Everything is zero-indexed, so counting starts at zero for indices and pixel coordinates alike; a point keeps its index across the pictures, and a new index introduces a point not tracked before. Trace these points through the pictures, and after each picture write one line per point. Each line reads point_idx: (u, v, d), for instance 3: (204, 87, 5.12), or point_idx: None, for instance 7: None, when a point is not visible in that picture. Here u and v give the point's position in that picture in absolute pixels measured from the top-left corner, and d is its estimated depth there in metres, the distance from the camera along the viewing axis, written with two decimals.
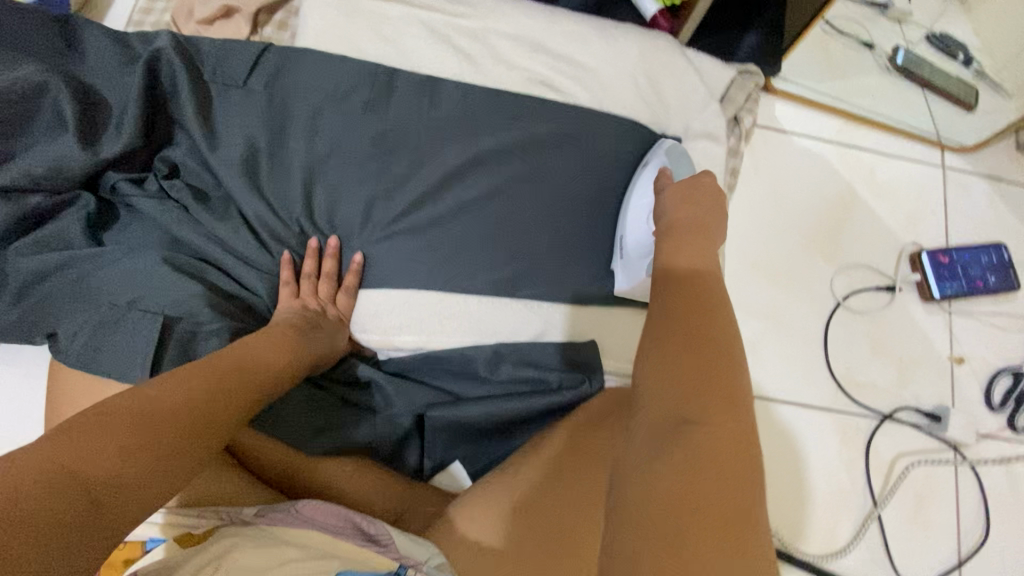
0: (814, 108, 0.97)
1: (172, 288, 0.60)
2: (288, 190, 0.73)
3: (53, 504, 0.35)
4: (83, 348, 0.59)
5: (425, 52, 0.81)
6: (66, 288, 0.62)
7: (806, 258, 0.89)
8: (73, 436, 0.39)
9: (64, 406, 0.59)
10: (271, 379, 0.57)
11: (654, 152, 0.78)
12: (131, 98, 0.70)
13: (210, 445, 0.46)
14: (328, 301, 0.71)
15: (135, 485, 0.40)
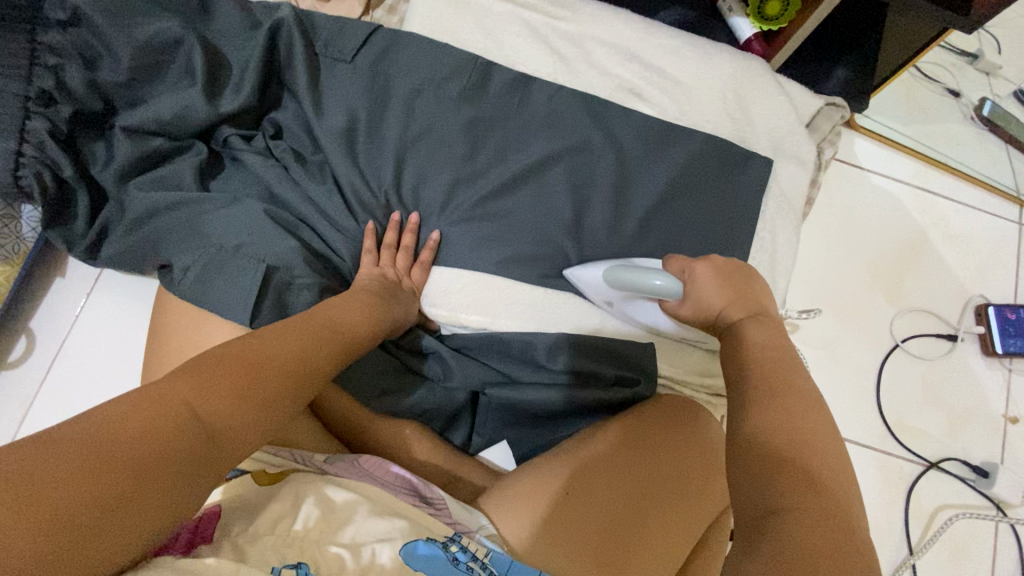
0: (894, 148, 0.96)
1: (273, 237, 0.64)
2: (380, 164, 0.78)
3: (172, 439, 0.39)
4: (191, 282, 0.63)
5: (523, 49, 0.83)
6: (177, 226, 0.66)
7: (868, 296, 0.89)
8: (194, 379, 0.43)
9: (161, 336, 0.64)
10: (356, 340, 0.59)
11: (592, 292, 0.75)
12: (253, 61, 0.74)
13: (301, 395, 0.50)
14: (403, 272, 0.74)
15: (239, 428, 0.44)
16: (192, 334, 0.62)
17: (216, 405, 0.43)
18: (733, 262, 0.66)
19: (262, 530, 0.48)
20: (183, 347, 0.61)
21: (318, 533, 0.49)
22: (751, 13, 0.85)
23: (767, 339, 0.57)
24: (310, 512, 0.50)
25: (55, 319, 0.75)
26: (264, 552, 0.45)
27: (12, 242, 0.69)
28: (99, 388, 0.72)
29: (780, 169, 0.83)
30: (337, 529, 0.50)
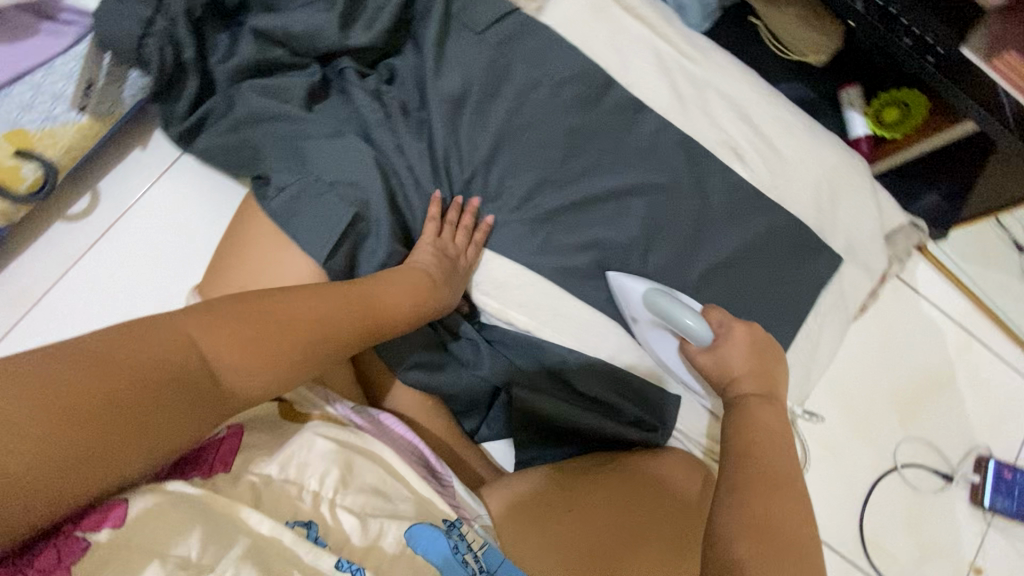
0: (952, 281, 0.97)
1: (367, 184, 0.65)
2: (477, 141, 0.78)
3: (163, 365, 0.47)
4: (281, 204, 0.63)
5: (645, 76, 0.83)
6: (278, 141, 0.67)
7: (883, 414, 0.91)
8: (224, 327, 0.50)
9: (231, 242, 0.65)
10: (394, 323, 0.61)
11: (624, 304, 0.77)
12: (391, 5, 0.75)
13: (315, 358, 0.54)
14: (460, 250, 0.73)
15: (249, 374, 0.51)
16: (264, 251, 0.63)
17: (219, 344, 0.50)
18: (766, 337, 0.67)
19: (282, 481, 0.54)
20: (254, 262, 0.62)
21: (332, 492, 0.54)
22: (869, 113, 0.85)
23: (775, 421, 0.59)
24: (331, 471, 0.56)
25: (125, 185, 0.75)
26: (276, 507, 0.52)
27: (110, 102, 0.71)
28: (169, 266, 0.73)
29: (845, 271, 0.84)
30: (349, 491, 0.55)
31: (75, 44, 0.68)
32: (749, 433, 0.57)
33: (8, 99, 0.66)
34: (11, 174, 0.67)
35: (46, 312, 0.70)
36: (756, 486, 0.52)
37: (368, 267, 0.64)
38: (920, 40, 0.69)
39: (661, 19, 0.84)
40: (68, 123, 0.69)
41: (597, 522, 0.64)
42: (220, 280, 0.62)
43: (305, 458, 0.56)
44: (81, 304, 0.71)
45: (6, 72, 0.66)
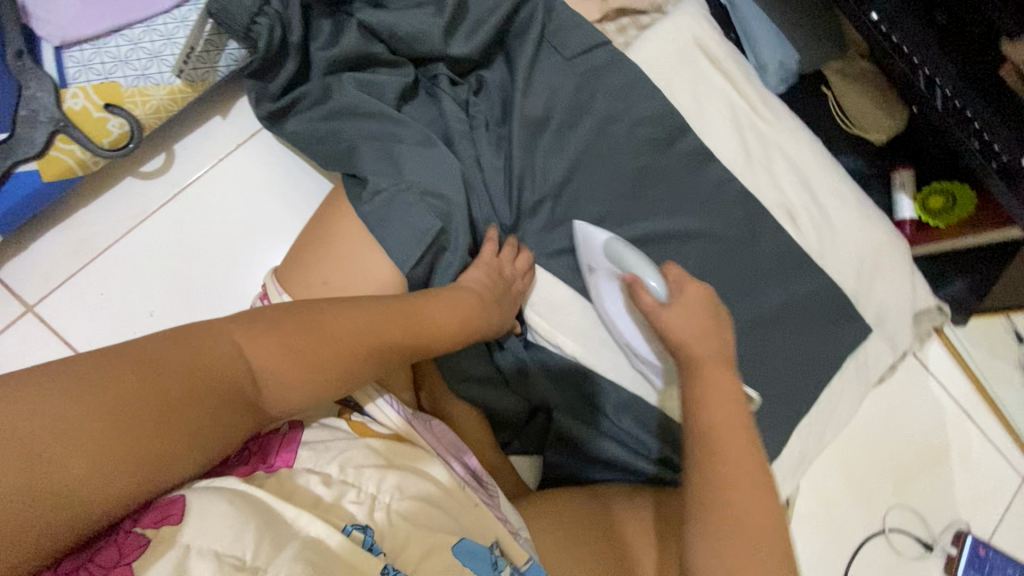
0: (961, 364, 1.02)
1: (452, 199, 0.68)
2: (553, 166, 0.80)
3: (214, 374, 0.50)
4: (373, 208, 0.66)
5: (717, 127, 0.86)
6: (371, 138, 0.69)
7: (880, 480, 0.96)
8: (266, 340, 0.53)
9: (320, 233, 0.67)
10: (441, 342, 0.63)
11: (582, 251, 0.75)
12: (492, 19, 0.76)
13: (360, 372, 0.57)
14: (516, 274, 0.73)
15: (291, 383, 0.54)
16: (349, 251, 0.66)
17: (264, 356, 0.53)
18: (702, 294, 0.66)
19: (342, 484, 0.58)
20: (342, 259, 0.66)
21: (390, 497, 0.58)
22: (917, 200, 0.90)
23: (723, 404, 0.60)
24: (390, 476, 0.59)
25: (202, 151, 0.75)
26: (336, 511, 0.55)
27: (204, 69, 0.70)
28: (242, 246, 0.75)
29: (872, 342, 0.88)
30: (405, 496, 0.58)
31: (180, 6, 0.67)
32: (709, 425, 0.59)
33: (106, 51, 0.66)
34: (98, 126, 0.67)
35: (112, 265, 0.72)
36: (727, 497, 0.55)
37: (442, 280, 0.69)
38: (988, 146, 0.71)
39: (741, 75, 0.87)
40: (160, 84, 0.68)
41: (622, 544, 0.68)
42: (307, 270, 0.65)
43: (366, 459, 0.60)
44: (148, 263, 0.72)
45: (105, 22, 0.66)
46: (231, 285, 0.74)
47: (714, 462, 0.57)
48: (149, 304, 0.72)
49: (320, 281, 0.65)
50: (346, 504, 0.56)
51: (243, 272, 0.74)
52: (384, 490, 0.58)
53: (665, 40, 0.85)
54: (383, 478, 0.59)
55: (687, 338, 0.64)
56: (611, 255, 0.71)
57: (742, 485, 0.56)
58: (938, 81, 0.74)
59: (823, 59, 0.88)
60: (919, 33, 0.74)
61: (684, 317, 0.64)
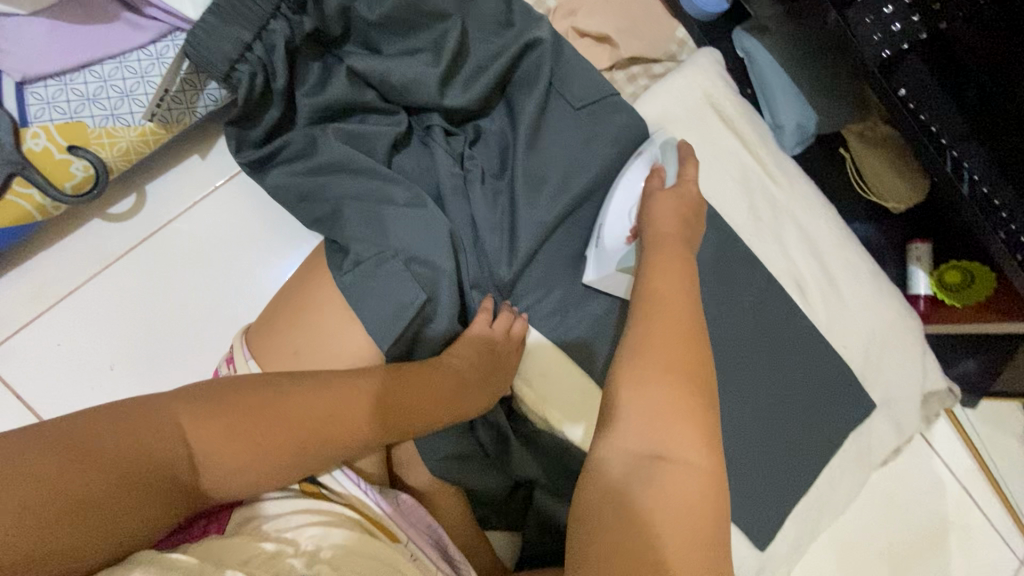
0: (965, 441, 0.98)
1: (438, 266, 0.65)
2: (552, 224, 0.73)
3: (155, 455, 0.47)
4: (354, 280, 0.62)
5: (728, 189, 0.81)
6: (359, 199, 0.65)
7: (876, 563, 0.91)
8: (213, 417, 0.50)
9: (297, 301, 0.64)
10: (416, 426, 0.60)
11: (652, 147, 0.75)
12: (494, 68, 0.71)
13: (323, 458, 0.55)
14: (508, 348, 0.68)
15: (238, 466, 0.51)
16: (325, 320, 0.63)
17: (209, 438, 0.50)
18: (695, 195, 0.67)
19: (282, 540, 0.52)
20: (318, 330, 0.62)
21: (330, 551, 0.52)
22: (933, 275, 0.85)
23: (672, 282, 0.57)
24: (332, 536, 0.54)
25: (175, 193, 0.71)
26: (271, 563, 0.48)
27: (180, 110, 0.65)
28: (213, 301, 0.70)
29: (877, 424, 0.84)
30: (347, 554, 0.52)
31: (157, 41, 0.62)
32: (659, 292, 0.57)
33: (72, 88, 0.61)
34: (61, 169, 0.62)
35: (73, 313, 0.67)
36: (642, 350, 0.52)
37: (424, 352, 0.67)
38: (1013, 237, 0.67)
39: (756, 137, 0.82)
40: (131, 125, 0.63)
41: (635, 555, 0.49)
42: (281, 337, 0.62)
43: (309, 522, 0.55)
44: (113, 317, 0.68)
45: (73, 57, 0.61)
46: (201, 342, 0.69)
47: (654, 331, 0.53)
48: (111, 357, 0.67)
49: (290, 351, 0.61)
50: (286, 556, 0.50)
51: (214, 329, 0.70)
52: (325, 549, 0.52)
53: (678, 94, 0.80)
54: (326, 538, 0.53)
55: (663, 231, 0.63)
56: (624, 185, 0.73)
57: (660, 353, 0.51)
58: (967, 164, 0.68)
59: (842, 122, 0.83)
60: (947, 108, 0.69)
61: (661, 215, 0.64)
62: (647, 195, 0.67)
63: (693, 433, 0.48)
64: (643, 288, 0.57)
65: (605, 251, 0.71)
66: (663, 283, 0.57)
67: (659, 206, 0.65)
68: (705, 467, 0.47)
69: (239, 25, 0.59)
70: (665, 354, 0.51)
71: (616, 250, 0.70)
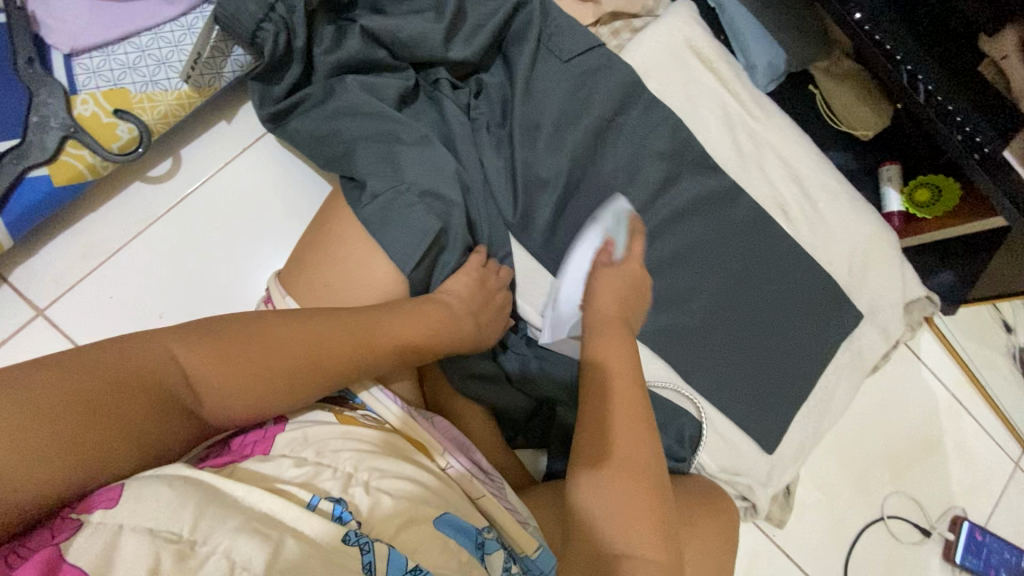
0: (952, 354, 1.05)
1: (450, 199, 0.72)
2: (553, 161, 0.81)
3: (152, 377, 0.53)
4: (375, 210, 0.70)
5: (709, 126, 0.89)
6: (377, 141, 0.72)
7: (877, 469, 0.97)
8: (199, 347, 0.56)
9: (330, 240, 0.71)
10: (400, 358, 0.65)
11: (602, 216, 0.80)
12: (492, 24, 0.79)
13: (313, 385, 0.60)
14: (502, 284, 0.76)
15: (228, 389, 0.57)
16: (356, 253, 0.70)
17: (198, 366, 0.55)
18: (641, 271, 0.71)
19: (318, 465, 0.59)
20: (349, 262, 0.69)
21: (369, 475, 0.59)
22: (904, 195, 0.93)
23: (615, 364, 0.63)
24: (369, 458, 0.60)
25: (208, 155, 0.77)
26: (307, 488, 0.56)
27: (211, 75, 0.71)
28: (249, 249, 0.77)
29: (862, 334, 0.91)
30: (386, 477, 0.60)
31: (186, 13, 0.69)
32: (603, 370, 0.62)
33: (114, 58, 0.68)
34: (108, 132, 0.68)
35: (120, 269, 0.73)
36: (596, 423, 0.60)
37: (438, 279, 0.73)
38: (970, 138, 0.76)
39: (733, 75, 0.89)
40: (168, 89, 0.70)
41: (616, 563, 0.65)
42: (316, 270, 0.69)
43: (344, 443, 0.61)
44: (156, 271, 0.74)
45: (113, 30, 0.68)
46: (242, 286, 0.76)
47: (609, 418, 0.60)
48: (160, 306, 0.73)
49: (322, 283, 0.68)
50: (319, 481, 0.57)
51: (249, 277, 0.76)
52: (360, 467, 0.59)
53: (657, 43, 0.88)
54: (359, 458, 0.60)
55: (607, 314, 0.66)
56: (580, 251, 0.76)
57: (613, 453, 0.58)
58: (921, 77, 0.77)
59: (809, 60, 0.91)
60: (899, 30, 0.78)
61: (603, 282, 0.69)
62: (593, 270, 0.71)
63: (644, 497, 0.57)
64: (591, 374, 0.63)
65: (560, 316, 0.76)
66: (606, 364, 0.63)
67: (604, 283, 0.69)
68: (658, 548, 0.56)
69: None
70: (617, 449, 0.59)
71: (567, 317, 0.74)
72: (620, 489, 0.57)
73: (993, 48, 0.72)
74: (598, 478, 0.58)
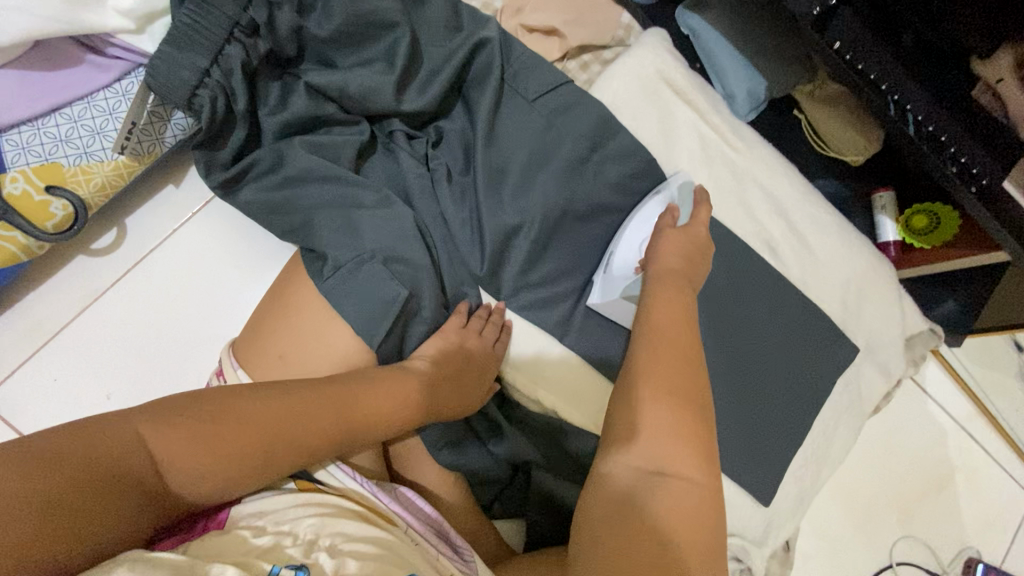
0: (959, 383, 0.99)
1: (412, 261, 0.68)
2: (523, 209, 0.75)
3: (118, 461, 0.48)
4: (335, 283, 0.65)
5: (688, 160, 0.84)
6: (331, 205, 0.68)
7: (883, 511, 0.92)
8: (171, 423, 0.50)
9: (282, 310, 0.65)
10: (376, 431, 0.61)
11: (665, 183, 0.80)
12: (448, 69, 0.74)
13: (286, 463, 0.55)
14: (490, 343, 0.71)
15: (197, 471, 0.51)
16: (308, 323, 0.64)
17: (168, 446, 0.50)
18: (705, 239, 0.69)
19: (277, 534, 0.53)
20: (300, 328, 0.64)
21: (333, 540, 0.53)
22: (900, 222, 0.87)
23: (669, 313, 0.60)
24: (332, 522, 0.55)
25: (155, 222, 0.74)
26: (268, 555, 0.50)
27: (150, 141, 0.68)
28: (202, 319, 0.72)
29: (862, 372, 0.85)
30: (351, 540, 0.54)
31: (121, 78, 0.66)
32: (662, 301, 0.61)
33: (45, 132, 0.64)
34: (40, 211, 0.64)
35: (64, 347, 0.69)
36: (651, 346, 0.57)
37: (410, 347, 0.69)
38: (966, 169, 0.71)
39: (709, 106, 0.85)
40: (104, 161, 0.66)
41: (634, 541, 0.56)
42: (263, 344, 0.63)
43: (306, 510, 0.56)
44: (102, 347, 0.70)
45: (42, 102, 0.63)
46: (195, 360, 0.71)
47: (660, 356, 0.56)
48: (106, 386, 0.69)
49: (276, 355, 0.62)
50: (282, 548, 0.51)
51: (202, 348, 0.72)
52: (323, 534, 0.54)
53: (629, 75, 0.83)
54: (323, 524, 0.55)
55: (672, 267, 0.65)
56: (638, 220, 0.75)
57: (657, 392, 0.54)
58: (909, 106, 0.72)
59: (792, 84, 0.86)
60: (887, 56, 0.72)
61: (668, 249, 0.66)
62: (657, 230, 0.69)
63: (697, 437, 0.52)
64: (645, 324, 0.60)
65: (614, 277, 0.74)
66: (665, 311, 0.60)
67: (667, 242, 0.67)
68: (697, 508, 0.49)
69: (195, 52, 0.62)
70: (661, 392, 0.54)
71: (623, 278, 0.73)
72: (667, 410, 0.53)
73: (985, 70, 0.68)
74: (649, 392, 0.54)
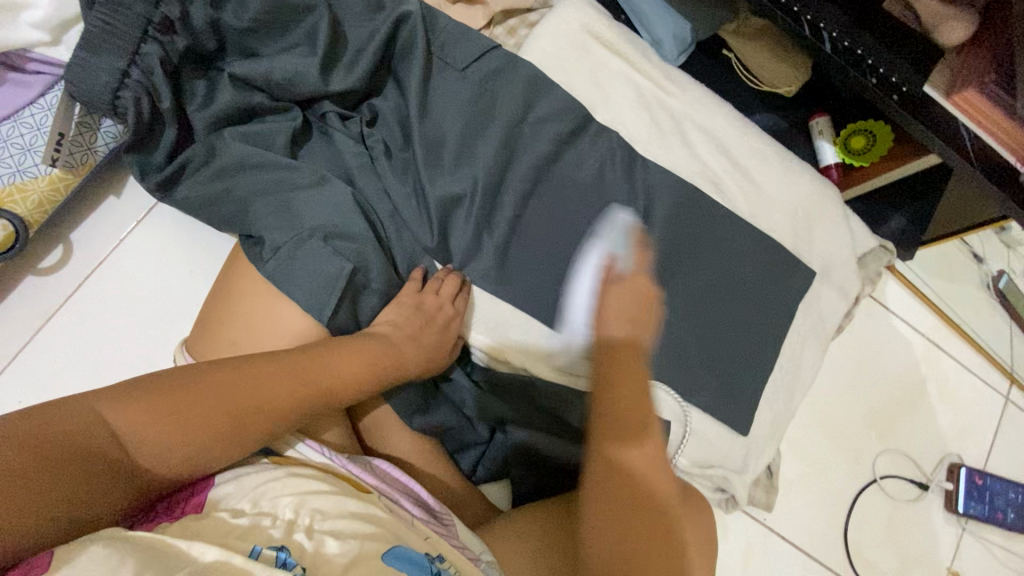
0: (919, 297, 1.01)
1: (356, 235, 0.68)
2: (464, 174, 0.76)
3: (83, 438, 0.47)
4: (276, 264, 0.66)
5: (626, 110, 0.85)
6: (267, 189, 0.69)
7: (860, 430, 0.94)
8: (131, 402, 0.50)
9: (234, 299, 0.66)
10: (339, 402, 0.60)
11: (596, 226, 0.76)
12: (373, 45, 0.74)
13: (251, 438, 0.54)
14: (446, 299, 0.72)
15: (162, 448, 0.50)
16: (261, 308, 0.65)
17: (129, 422, 0.49)
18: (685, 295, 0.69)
19: (256, 515, 0.53)
20: (251, 315, 0.65)
21: (312, 519, 0.54)
22: (838, 144, 0.89)
23: (623, 338, 0.61)
24: (312, 498, 0.55)
25: (103, 233, 0.74)
26: (248, 537, 0.50)
27: (83, 152, 0.68)
28: (161, 320, 0.73)
29: (821, 295, 0.87)
30: (330, 518, 0.54)
31: (44, 93, 0.66)
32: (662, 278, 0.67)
33: None
34: None
35: (25, 367, 0.69)
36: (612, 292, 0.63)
37: (363, 316, 0.69)
38: (886, 79, 0.73)
39: (638, 54, 0.86)
40: (39, 176, 0.66)
41: (622, 505, 0.55)
42: (218, 336, 0.64)
43: (284, 488, 0.56)
44: (60, 362, 0.70)
45: None
46: (155, 362, 0.72)
47: (623, 384, 0.58)
48: None
49: (231, 341, 0.63)
50: (260, 530, 0.51)
51: (161, 349, 0.72)
52: (305, 511, 0.54)
53: (554, 33, 0.84)
54: (302, 502, 0.55)
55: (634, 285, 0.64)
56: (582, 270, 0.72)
57: (640, 416, 0.57)
58: (824, 25, 0.75)
59: (716, 25, 0.88)
60: None
61: (617, 289, 0.63)
62: (602, 277, 0.65)
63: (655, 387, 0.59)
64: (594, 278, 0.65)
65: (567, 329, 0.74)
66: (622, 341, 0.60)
67: (612, 286, 0.63)
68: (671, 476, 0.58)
69: (110, 52, 0.62)
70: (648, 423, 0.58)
71: (574, 333, 0.73)
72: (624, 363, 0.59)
73: None
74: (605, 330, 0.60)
